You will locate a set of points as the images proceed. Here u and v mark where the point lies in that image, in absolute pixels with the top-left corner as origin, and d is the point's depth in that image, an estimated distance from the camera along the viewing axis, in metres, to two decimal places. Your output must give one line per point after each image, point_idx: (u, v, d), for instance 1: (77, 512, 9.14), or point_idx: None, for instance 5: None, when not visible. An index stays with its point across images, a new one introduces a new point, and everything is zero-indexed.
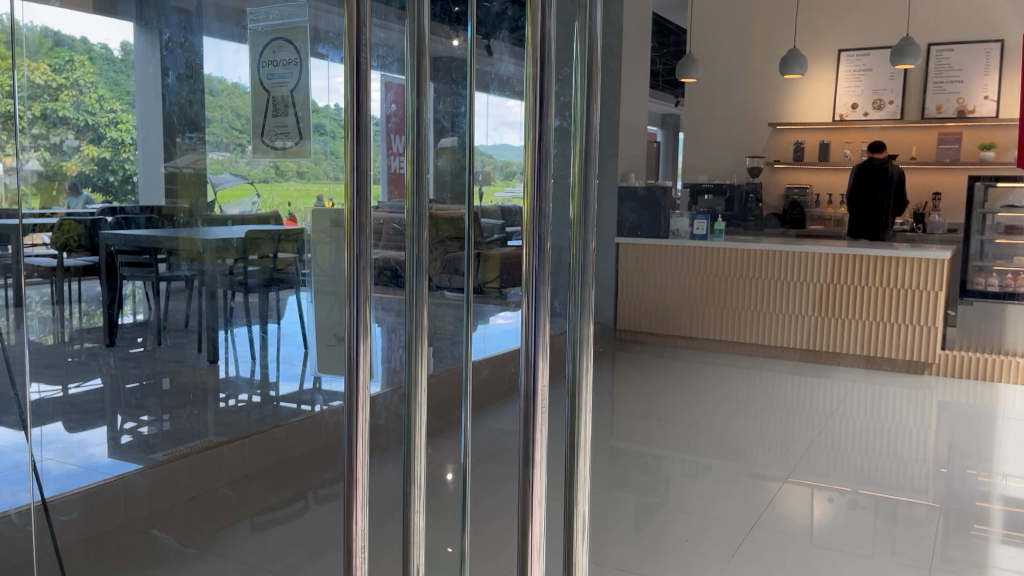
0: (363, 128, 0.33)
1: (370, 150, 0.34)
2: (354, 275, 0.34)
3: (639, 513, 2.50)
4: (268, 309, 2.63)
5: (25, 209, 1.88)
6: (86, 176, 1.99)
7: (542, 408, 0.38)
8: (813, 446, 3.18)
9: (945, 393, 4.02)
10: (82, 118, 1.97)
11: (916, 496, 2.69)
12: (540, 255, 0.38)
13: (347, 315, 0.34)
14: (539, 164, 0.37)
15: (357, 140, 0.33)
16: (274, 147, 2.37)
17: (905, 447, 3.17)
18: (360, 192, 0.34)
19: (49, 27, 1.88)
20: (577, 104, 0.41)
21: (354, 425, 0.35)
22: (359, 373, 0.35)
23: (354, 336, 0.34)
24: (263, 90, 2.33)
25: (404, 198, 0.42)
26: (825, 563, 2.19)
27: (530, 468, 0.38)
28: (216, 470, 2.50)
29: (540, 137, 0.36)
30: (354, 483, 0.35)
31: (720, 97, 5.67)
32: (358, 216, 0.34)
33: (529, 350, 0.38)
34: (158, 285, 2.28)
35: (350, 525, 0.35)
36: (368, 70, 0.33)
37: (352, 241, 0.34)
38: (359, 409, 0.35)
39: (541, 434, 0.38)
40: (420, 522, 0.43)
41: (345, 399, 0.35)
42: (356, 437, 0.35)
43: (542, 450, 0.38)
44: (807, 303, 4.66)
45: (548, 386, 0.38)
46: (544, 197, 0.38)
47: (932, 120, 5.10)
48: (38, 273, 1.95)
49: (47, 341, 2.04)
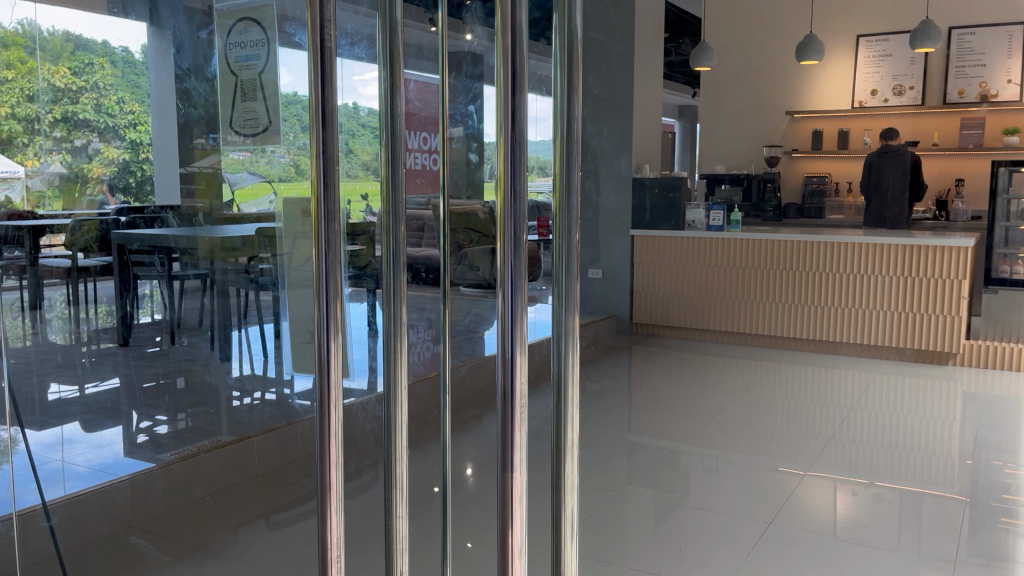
0: (330, 115, 0.32)
1: (338, 135, 0.32)
2: (321, 270, 0.33)
3: (656, 511, 2.46)
4: (266, 309, 2.58)
5: (43, 211, 1.89)
6: (111, 179, 2.03)
7: (521, 407, 0.36)
8: (834, 439, 3.12)
9: (972, 383, 3.94)
10: (102, 120, 2.00)
11: (941, 489, 2.64)
12: (517, 249, 0.36)
13: (316, 310, 0.33)
14: (513, 152, 0.35)
15: (322, 123, 0.32)
16: (248, 135, 2.33)
17: (929, 440, 3.11)
18: (328, 182, 0.32)
19: (71, 32, 1.91)
20: (557, 94, 0.39)
21: (325, 424, 0.34)
22: (331, 372, 0.34)
23: (324, 333, 0.33)
24: (231, 74, 2.28)
25: (381, 195, 0.40)
26: (848, 560, 2.15)
27: (509, 473, 0.36)
28: (194, 479, 2.39)
29: (511, 118, 0.34)
30: (328, 482, 0.34)
31: (735, 90, 6.00)
32: (326, 203, 0.32)
33: (505, 339, 0.36)
34: (171, 284, 2.32)
35: (324, 526, 0.34)
36: (334, 56, 0.32)
37: (319, 233, 0.32)
38: (331, 408, 0.34)
39: (519, 435, 0.36)
40: (403, 527, 0.42)
41: (316, 393, 0.33)
42: (327, 435, 0.34)
43: (521, 451, 0.36)
44: (824, 293, 4.60)
45: (526, 385, 0.36)
46: (519, 188, 0.36)
47: (954, 105, 5.34)
48: (54, 275, 1.97)
49: (62, 340, 2.06)
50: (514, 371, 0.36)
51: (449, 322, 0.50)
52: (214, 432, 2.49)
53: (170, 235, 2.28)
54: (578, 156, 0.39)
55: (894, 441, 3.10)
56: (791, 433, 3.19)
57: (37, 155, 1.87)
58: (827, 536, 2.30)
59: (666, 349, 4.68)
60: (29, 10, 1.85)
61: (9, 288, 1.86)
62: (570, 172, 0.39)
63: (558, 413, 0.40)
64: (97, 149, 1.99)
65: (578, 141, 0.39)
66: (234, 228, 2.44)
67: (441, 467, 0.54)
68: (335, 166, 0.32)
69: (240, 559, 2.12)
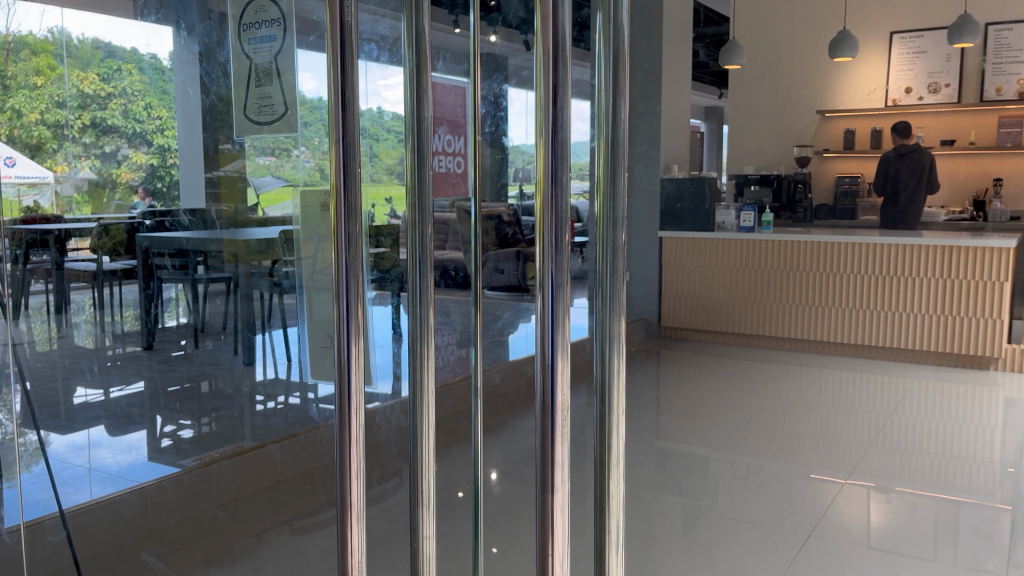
0: (349, 107, 0.31)
1: (358, 127, 0.31)
2: (342, 268, 0.31)
3: (686, 518, 2.42)
4: (285, 314, 2.58)
5: (70, 216, 1.92)
6: (138, 182, 2.06)
7: (563, 421, 0.33)
8: (873, 447, 3.05)
9: (1013, 389, 3.84)
10: (130, 125, 2.02)
11: (982, 499, 2.57)
12: (558, 252, 0.33)
13: (336, 311, 0.31)
14: (554, 146, 0.32)
15: (341, 106, 0.31)
16: (265, 122, 2.32)
17: (969, 447, 3.03)
18: (346, 180, 0.31)
19: (101, 40, 1.93)
20: (602, 87, 0.35)
21: (345, 430, 0.32)
22: (351, 378, 0.32)
23: (344, 336, 0.31)
24: (245, 58, 2.28)
25: (406, 197, 0.38)
26: (886, 569, 2.10)
27: (550, 494, 0.33)
28: (206, 489, 2.34)
29: (550, 107, 0.31)
30: (348, 493, 0.32)
31: (765, 90, 5.95)
32: (345, 195, 0.31)
33: (545, 344, 0.33)
34: (196, 288, 2.35)
35: (344, 533, 0.33)
36: (354, 50, 0.31)
37: (338, 229, 0.31)
38: (353, 416, 0.32)
39: (561, 452, 0.33)
40: (430, 547, 0.40)
41: (335, 396, 0.32)
42: (348, 442, 0.32)
43: (562, 470, 0.33)
44: (855, 297, 4.52)
45: (568, 396, 0.33)
46: (559, 186, 0.32)
47: (991, 103, 5.25)
48: (80, 278, 1.99)
49: (88, 344, 2.08)
50: (558, 379, 0.33)
51: (480, 328, 0.47)
52: (236, 439, 2.49)
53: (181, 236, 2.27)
54: (623, 154, 0.36)
55: (933, 449, 3.02)
56: (826, 440, 3.13)
57: (67, 162, 1.88)
58: (860, 544, 2.25)
59: (693, 353, 4.62)
60: (57, 16, 1.83)
61: (35, 291, 1.90)
62: (616, 170, 0.36)
63: (603, 428, 0.37)
64: (126, 154, 2.02)
65: (624, 141, 0.36)
66: (258, 231, 2.46)
67: (473, 478, 0.51)
68: (355, 156, 0.31)
69: (262, 567, 2.08)
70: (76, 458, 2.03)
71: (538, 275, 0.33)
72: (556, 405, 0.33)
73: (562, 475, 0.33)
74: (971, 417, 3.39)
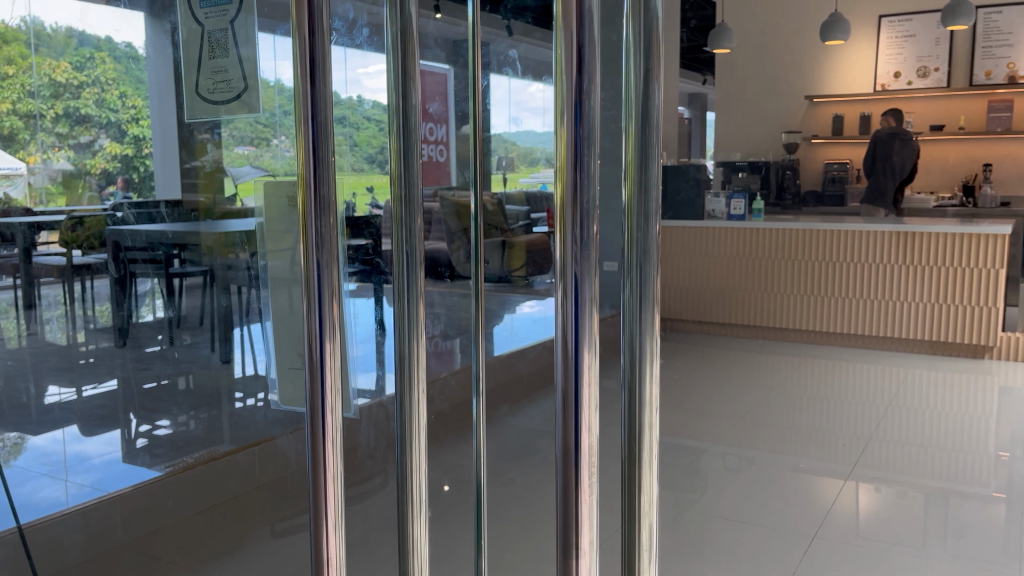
0: (320, 84, 0.26)
1: (330, 110, 0.27)
2: (313, 273, 0.27)
3: (682, 513, 2.37)
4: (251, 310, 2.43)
5: (40, 208, 1.93)
6: (111, 172, 2.04)
7: (589, 472, 0.27)
8: (873, 439, 3.00)
9: (1008, 377, 3.82)
10: (104, 115, 1.99)
11: (977, 488, 2.54)
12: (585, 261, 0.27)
13: (307, 322, 0.27)
14: (576, 130, 0.25)
15: (310, 79, 0.26)
16: (224, 99, 2.17)
17: (964, 437, 3.00)
18: (319, 170, 0.26)
19: (74, 28, 1.91)
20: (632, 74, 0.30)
21: (319, 459, 0.27)
22: (326, 402, 0.27)
23: (314, 352, 0.27)
24: (195, 23, 2.08)
25: (394, 195, 0.34)
26: (884, 563, 2.06)
27: (576, 558, 0.28)
28: (159, 510, 2.21)
29: (575, 87, 0.25)
30: (322, 495, 0.28)
31: (753, 74, 5.92)
32: (316, 189, 0.26)
33: (567, 336, 0.27)
34: (171, 282, 2.29)
35: None
36: (323, 19, 0.26)
37: (308, 224, 0.26)
38: (328, 446, 0.27)
39: (588, 508, 0.28)
40: None
41: (307, 411, 0.27)
42: (322, 444, 0.27)
43: (589, 528, 0.28)
44: (846, 285, 4.50)
45: (597, 437, 0.27)
46: (585, 182, 0.26)
47: (981, 87, 5.25)
48: (49, 273, 2.00)
49: (61, 339, 2.06)
50: (584, 387, 0.27)
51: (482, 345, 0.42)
52: (212, 444, 2.39)
53: (144, 231, 2.20)
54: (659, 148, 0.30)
55: (931, 439, 2.99)
56: (822, 432, 3.08)
57: (40, 153, 1.90)
58: (852, 535, 2.22)
59: (682, 344, 4.59)
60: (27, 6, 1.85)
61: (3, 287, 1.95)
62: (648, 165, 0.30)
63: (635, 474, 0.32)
64: (102, 144, 2.00)
65: (661, 130, 0.29)
66: (235, 223, 2.37)
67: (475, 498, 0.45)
68: (328, 141, 0.26)
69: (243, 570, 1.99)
70: (42, 462, 2.00)
71: (562, 261, 0.26)
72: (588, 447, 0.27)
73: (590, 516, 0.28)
74: (966, 407, 3.37)
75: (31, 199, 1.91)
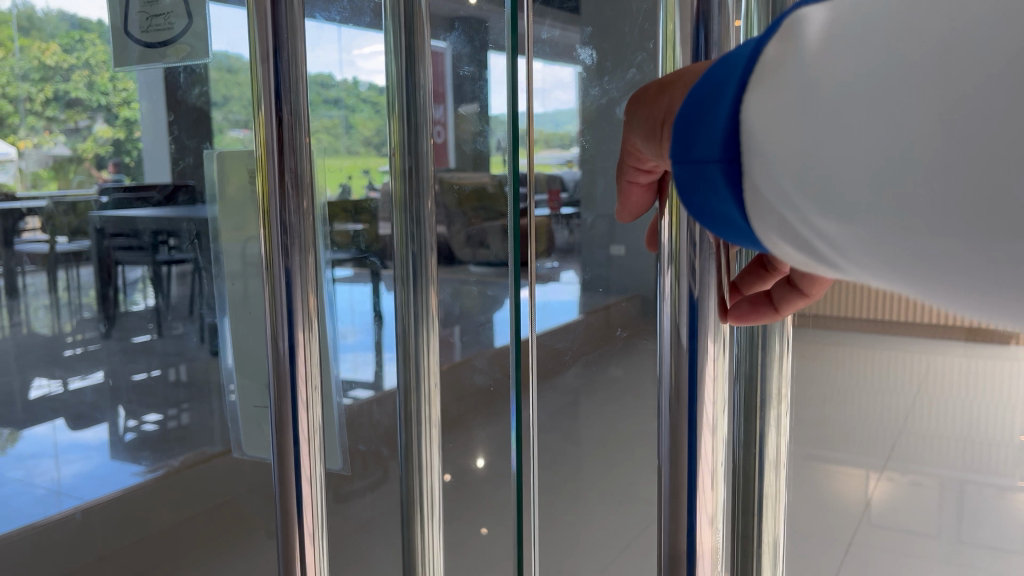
0: (282, 95, 0.33)
1: (295, 123, 0.34)
2: (274, 244, 0.35)
3: None
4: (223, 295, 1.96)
5: (17, 191, 2.10)
6: (103, 157, 2.17)
7: None
8: (907, 430, 2.85)
9: None
10: (94, 98, 2.12)
11: (993, 479, 2.48)
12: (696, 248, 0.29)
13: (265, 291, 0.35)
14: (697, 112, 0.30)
15: (272, 89, 0.33)
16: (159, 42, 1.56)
17: (986, 425, 2.91)
18: (279, 156, 0.34)
19: (66, 11, 2.03)
20: None
21: (280, 406, 0.36)
22: (298, 349, 0.35)
23: (277, 323, 0.35)
24: None
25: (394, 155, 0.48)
26: (902, 558, 1.98)
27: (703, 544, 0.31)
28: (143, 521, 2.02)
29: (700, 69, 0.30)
30: (290, 431, 0.36)
31: None
32: (280, 177, 0.34)
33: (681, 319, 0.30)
34: (157, 269, 2.32)
35: (283, 496, 0.37)
36: (288, 36, 0.33)
37: (270, 211, 0.34)
38: (301, 389, 0.36)
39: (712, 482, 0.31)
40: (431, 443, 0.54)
41: (270, 362, 0.36)
42: (280, 397, 0.36)
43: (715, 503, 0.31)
44: None
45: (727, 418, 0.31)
46: None
47: None
48: (32, 259, 2.16)
49: (46, 330, 2.18)
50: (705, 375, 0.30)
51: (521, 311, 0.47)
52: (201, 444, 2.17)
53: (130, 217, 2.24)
54: None
55: (951, 425, 2.91)
56: (848, 421, 2.90)
57: (30, 134, 2.09)
58: (862, 523, 2.15)
59: None
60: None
61: None
62: None
63: None
64: (94, 128, 2.15)
65: None
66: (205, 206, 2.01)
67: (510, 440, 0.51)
68: (288, 134, 0.34)
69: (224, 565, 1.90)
70: (13, 470, 2.01)
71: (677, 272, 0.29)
72: (709, 422, 0.30)
73: (714, 491, 0.31)
74: (989, 394, 3.28)
75: (19, 180, 2.09)
